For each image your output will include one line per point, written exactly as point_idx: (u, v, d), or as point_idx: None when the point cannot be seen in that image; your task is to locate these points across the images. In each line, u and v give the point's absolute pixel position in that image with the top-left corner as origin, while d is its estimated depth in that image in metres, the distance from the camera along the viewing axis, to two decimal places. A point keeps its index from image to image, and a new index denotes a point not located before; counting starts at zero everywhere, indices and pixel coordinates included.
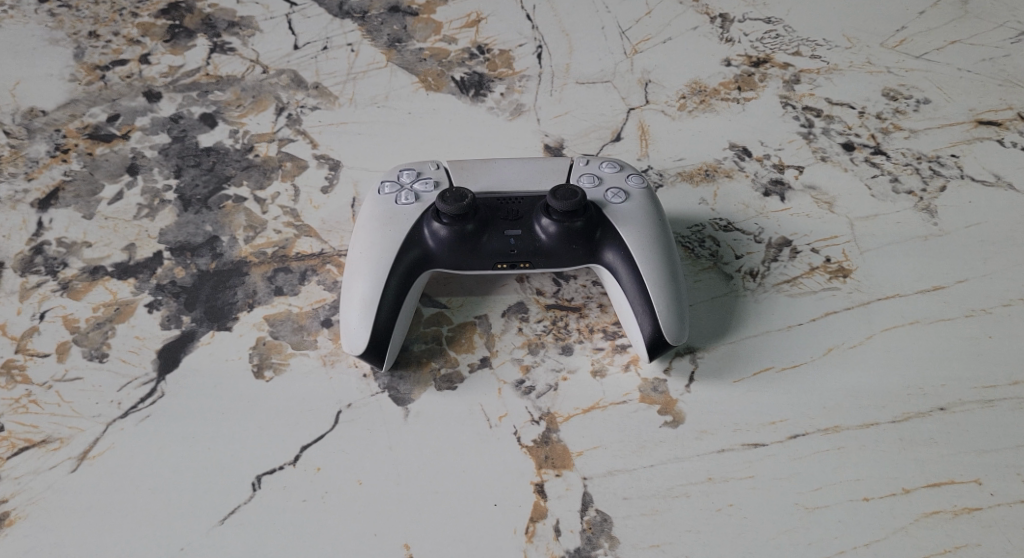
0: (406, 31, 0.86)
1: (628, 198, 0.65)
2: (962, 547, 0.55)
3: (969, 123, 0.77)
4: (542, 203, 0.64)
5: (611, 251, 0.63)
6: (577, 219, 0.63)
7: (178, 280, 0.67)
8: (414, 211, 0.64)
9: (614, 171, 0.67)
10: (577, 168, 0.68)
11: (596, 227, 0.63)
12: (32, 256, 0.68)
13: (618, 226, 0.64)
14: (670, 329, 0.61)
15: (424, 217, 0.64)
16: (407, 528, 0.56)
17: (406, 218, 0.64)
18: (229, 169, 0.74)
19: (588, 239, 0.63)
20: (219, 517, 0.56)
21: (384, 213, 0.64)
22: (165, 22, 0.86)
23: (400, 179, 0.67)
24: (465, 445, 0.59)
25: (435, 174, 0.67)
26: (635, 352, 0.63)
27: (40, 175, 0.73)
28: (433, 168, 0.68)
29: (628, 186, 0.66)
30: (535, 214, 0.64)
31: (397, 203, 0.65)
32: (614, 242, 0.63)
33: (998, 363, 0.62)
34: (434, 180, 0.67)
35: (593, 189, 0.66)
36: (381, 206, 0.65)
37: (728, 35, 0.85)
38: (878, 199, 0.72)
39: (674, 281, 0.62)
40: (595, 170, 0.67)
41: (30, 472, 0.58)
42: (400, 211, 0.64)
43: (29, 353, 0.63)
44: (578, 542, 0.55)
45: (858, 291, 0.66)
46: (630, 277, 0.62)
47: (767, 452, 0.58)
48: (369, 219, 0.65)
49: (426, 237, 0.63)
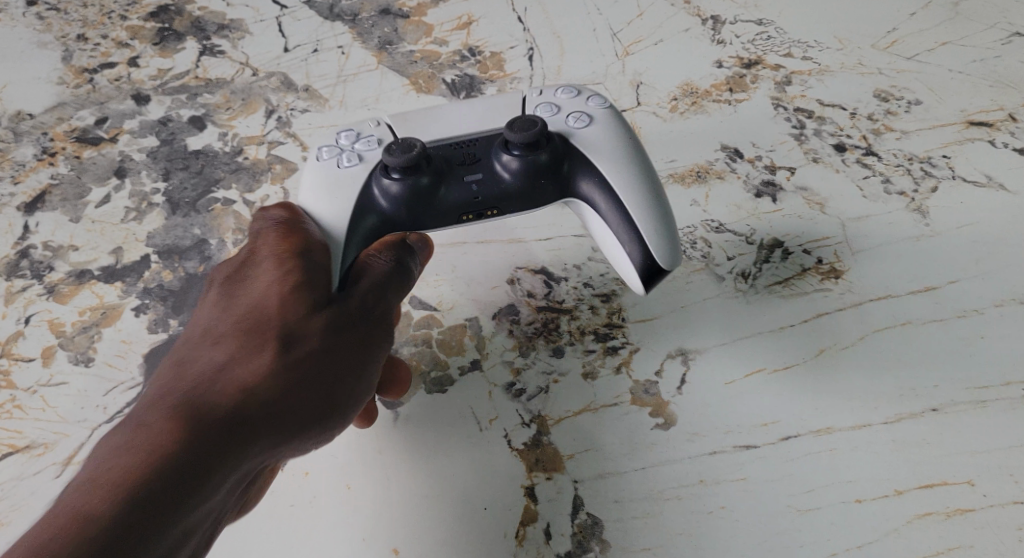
0: (397, 33, 0.85)
1: (592, 120, 0.65)
2: (955, 548, 0.55)
3: (962, 124, 0.76)
4: (500, 140, 0.63)
5: (586, 179, 0.63)
6: (540, 151, 0.62)
7: (166, 284, 0.66)
8: (361, 173, 0.62)
9: (571, 97, 0.66)
10: (532, 101, 0.67)
11: (563, 159, 0.63)
12: (19, 260, 0.68)
13: (589, 155, 0.63)
14: (662, 252, 0.60)
15: (374, 175, 0.62)
16: (396, 532, 0.56)
17: (354, 181, 0.62)
18: (218, 171, 0.73)
19: (557, 171, 0.63)
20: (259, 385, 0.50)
21: (330, 178, 0.62)
22: (155, 25, 0.85)
23: (339, 141, 0.64)
24: (455, 449, 0.59)
25: (377, 131, 0.65)
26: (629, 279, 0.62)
27: (27, 178, 0.73)
28: (374, 126, 0.65)
29: (589, 108, 0.65)
30: (493, 153, 0.63)
31: (340, 166, 0.63)
32: (585, 170, 0.63)
33: (991, 364, 0.62)
34: (376, 137, 0.64)
35: (554, 118, 0.65)
36: (323, 172, 0.63)
37: (721, 36, 0.84)
38: (870, 200, 0.71)
39: (656, 198, 0.62)
40: (551, 98, 0.66)
41: (13, 478, 0.58)
42: (346, 175, 0.62)
43: (14, 357, 0.63)
44: (569, 545, 0.56)
45: (850, 292, 0.66)
46: (611, 208, 0.62)
47: (759, 454, 0.58)
48: (315, 185, 0.62)
49: (378, 195, 0.62)
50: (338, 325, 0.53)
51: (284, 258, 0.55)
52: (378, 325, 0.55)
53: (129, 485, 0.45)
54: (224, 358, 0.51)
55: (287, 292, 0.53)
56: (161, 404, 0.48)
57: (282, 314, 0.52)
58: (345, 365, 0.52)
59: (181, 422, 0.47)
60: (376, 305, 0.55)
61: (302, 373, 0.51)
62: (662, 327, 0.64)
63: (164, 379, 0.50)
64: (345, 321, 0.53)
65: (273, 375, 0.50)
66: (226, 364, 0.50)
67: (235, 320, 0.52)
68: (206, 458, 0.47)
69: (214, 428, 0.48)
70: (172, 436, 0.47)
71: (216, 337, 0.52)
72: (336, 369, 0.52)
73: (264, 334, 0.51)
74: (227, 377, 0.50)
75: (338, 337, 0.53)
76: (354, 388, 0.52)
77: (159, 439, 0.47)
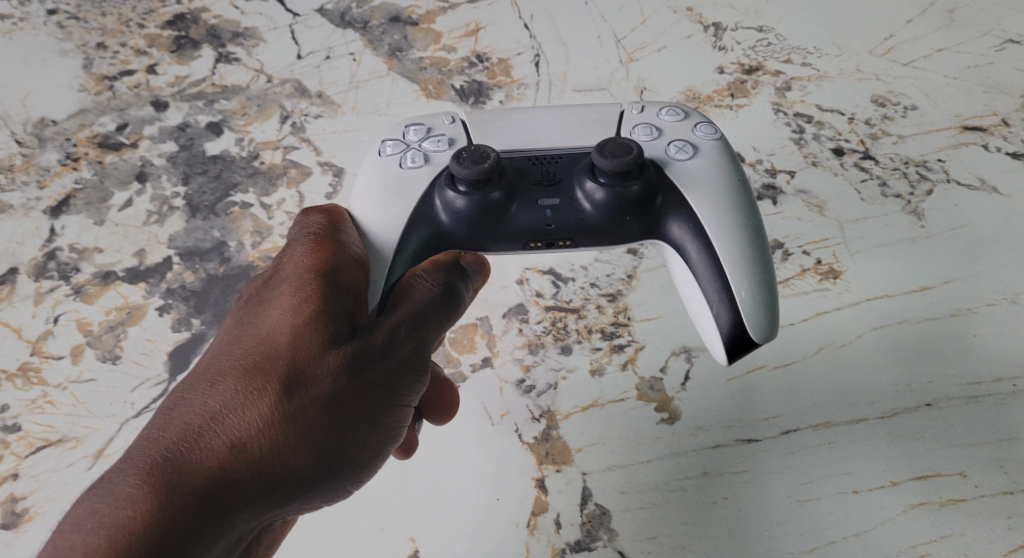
0: (407, 40, 0.87)
1: (696, 152, 0.63)
2: (947, 537, 0.57)
3: (956, 129, 0.78)
4: (586, 163, 0.62)
5: (677, 224, 0.61)
6: (632, 182, 0.61)
7: (188, 285, 0.69)
8: (424, 174, 0.63)
9: (676, 122, 0.65)
10: (631, 119, 0.66)
11: (657, 192, 0.61)
12: (46, 262, 0.70)
13: (685, 193, 0.62)
14: (750, 316, 0.58)
15: (438, 182, 0.62)
16: (412, 521, 0.59)
17: (414, 183, 0.62)
18: (236, 176, 0.76)
19: (648, 206, 0.61)
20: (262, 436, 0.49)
21: (391, 176, 0.63)
22: (172, 33, 0.87)
23: (409, 135, 0.65)
24: (468, 442, 0.61)
25: (449, 129, 0.65)
26: (712, 346, 0.60)
27: (52, 182, 0.75)
28: (447, 123, 0.66)
29: (695, 139, 0.64)
30: (578, 179, 0.62)
31: (404, 164, 0.63)
32: (679, 213, 0.61)
33: (983, 361, 0.64)
34: (449, 137, 0.65)
35: (654, 142, 0.64)
36: (385, 168, 0.63)
37: (722, 43, 0.86)
38: (867, 202, 0.73)
39: (754, 253, 0.60)
40: (652, 121, 0.65)
41: (48, 470, 0.62)
42: (407, 175, 0.63)
43: (44, 355, 0.66)
44: (579, 534, 0.58)
45: (848, 292, 0.68)
46: (702, 258, 0.60)
47: (760, 448, 0.61)
48: (375, 180, 0.63)
49: (441, 203, 0.61)
50: (349, 368, 0.51)
51: (296, 293, 0.52)
52: (400, 369, 0.52)
53: (108, 551, 0.45)
54: (221, 403, 0.49)
55: (298, 331, 0.51)
56: (148, 455, 0.47)
57: (288, 357, 0.50)
58: (352, 415, 0.51)
59: (166, 481, 0.46)
60: (400, 343, 0.53)
61: (308, 424, 0.50)
62: (670, 325, 0.66)
63: (155, 420, 0.49)
64: (358, 363, 0.51)
65: (272, 428, 0.49)
66: (221, 411, 0.49)
67: (236, 358, 0.50)
68: (192, 523, 0.46)
69: (203, 492, 0.47)
70: (155, 498, 0.46)
71: (215, 376, 0.50)
72: (341, 420, 0.50)
73: (266, 378, 0.49)
74: (223, 427, 0.48)
75: (348, 383, 0.51)
76: (364, 436, 0.51)
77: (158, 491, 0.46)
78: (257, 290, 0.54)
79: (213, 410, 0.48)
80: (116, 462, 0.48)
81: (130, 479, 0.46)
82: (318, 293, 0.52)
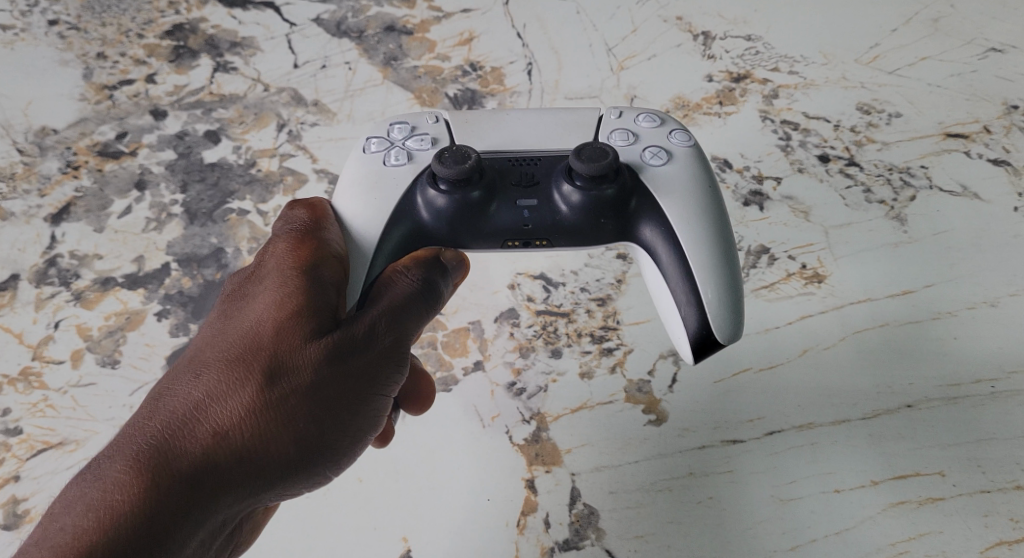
0: (402, 49, 0.88)
1: (671, 158, 0.65)
2: (926, 534, 0.59)
3: (939, 136, 0.80)
4: (564, 167, 0.64)
5: (649, 226, 0.63)
6: (607, 186, 0.62)
7: (186, 290, 0.71)
8: (407, 172, 0.64)
9: (653, 127, 0.66)
10: (609, 123, 0.67)
11: (631, 195, 0.63)
12: (47, 268, 0.72)
13: (659, 197, 0.63)
14: (718, 321, 0.59)
15: (420, 181, 0.64)
16: (405, 521, 0.60)
17: (397, 180, 0.64)
18: (233, 183, 0.77)
19: (623, 209, 0.63)
20: (246, 424, 0.50)
21: (375, 173, 0.64)
22: (170, 42, 0.88)
23: (393, 134, 0.66)
24: (460, 444, 0.63)
25: (433, 128, 0.66)
26: (680, 347, 0.62)
27: (53, 191, 0.77)
28: (431, 122, 0.67)
29: (671, 145, 0.65)
30: (555, 181, 0.63)
31: (388, 161, 0.65)
32: (652, 216, 0.63)
33: (963, 364, 0.66)
34: (432, 136, 0.66)
35: (630, 146, 0.65)
36: (369, 165, 0.65)
37: (711, 51, 0.87)
38: (851, 208, 0.75)
39: (725, 259, 0.61)
40: (629, 125, 0.67)
41: (49, 472, 0.63)
42: (390, 172, 0.64)
43: (45, 360, 0.67)
44: (567, 533, 0.60)
45: (832, 296, 0.69)
46: (673, 261, 0.61)
47: (744, 449, 0.62)
48: (359, 177, 0.64)
49: (422, 203, 0.63)
50: (330, 359, 0.52)
51: (279, 288, 0.54)
52: (382, 359, 0.54)
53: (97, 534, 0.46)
54: (206, 392, 0.50)
55: (280, 324, 0.52)
56: (133, 442, 0.49)
57: (271, 348, 0.51)
58: (333, 403, 0.52)
59: (152, 466, 0.48)
60: (380, 335, 0.54)
61: (290, 412, 0.51)
62: (657, 328, 0.67)
63: (141, 409, 0.50)
64: (339, 353, 0.52)
65: (254, 416, 0.50)
66: (206, 400, 0.50)
67: (220, 349, 0.52)
68: (177, 506, 0.48)
69: (189, 477, 0.48)
70: (140, 483, 0.47)
71: (199, 367, 0.51)
72: (322, 408, 0.52)
73: (249, 369, 0.51)
74: (207, 415, 0.50)
75: (328, 373, 0.52)
76: (346, 424, 0.53)
77: (144, 477, 0.47)
78: (240, 285, 0.56)
79: (197, 400, 0.50)
80: (104, 449, 0.49)
81: (116, 465, 0.48)
82: (301, 288, 0.54)
